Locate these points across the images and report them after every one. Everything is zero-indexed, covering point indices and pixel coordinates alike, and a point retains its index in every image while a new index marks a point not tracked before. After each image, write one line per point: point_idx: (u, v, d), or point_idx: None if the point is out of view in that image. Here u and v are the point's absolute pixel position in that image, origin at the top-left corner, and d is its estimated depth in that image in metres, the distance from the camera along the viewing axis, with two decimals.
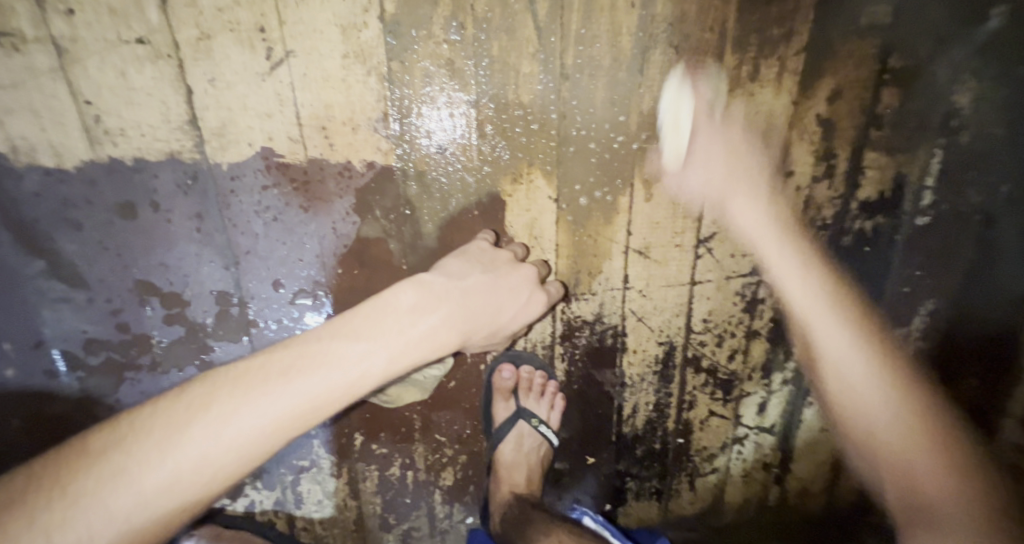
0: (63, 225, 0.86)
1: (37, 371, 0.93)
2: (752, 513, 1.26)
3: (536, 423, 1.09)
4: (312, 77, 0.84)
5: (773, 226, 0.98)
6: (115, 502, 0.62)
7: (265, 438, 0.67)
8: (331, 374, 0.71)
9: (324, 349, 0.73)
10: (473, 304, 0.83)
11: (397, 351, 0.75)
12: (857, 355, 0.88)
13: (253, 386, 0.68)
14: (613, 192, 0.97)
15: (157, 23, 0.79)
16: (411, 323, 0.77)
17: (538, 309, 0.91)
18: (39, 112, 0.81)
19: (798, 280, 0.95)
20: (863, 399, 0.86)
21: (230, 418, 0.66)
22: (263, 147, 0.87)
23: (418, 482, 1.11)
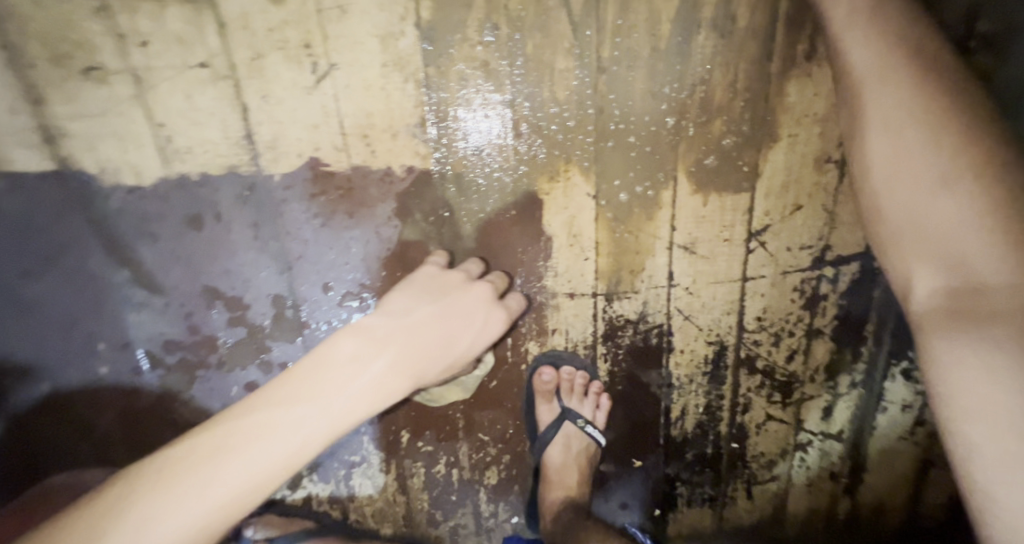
0: (142, 238, 0.96)
1: (125, 370, 1.03)
2: (820, 528, 1.15)
3: (582, 423, 1.08)
4: (355, 87, 0.88)
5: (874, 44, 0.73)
6: None
7: (192, 536, 0.65)
8: (267, 450, 0.69)
9: (254, 422, 0.70)
10: (424, 342, 0.81)
11: (343, 410, 0.73)
12: (893, 130, 0.69)
13: (175, 480, 0.66)
14: (655, 186, 0.94)
15: (216, 47, 0.85)
16: (352, 378, 0.74)
17: (497, 327, 0.90)
18: (120, 135, 0.89)
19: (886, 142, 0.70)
20: (897, 153, 0.68)
21: (149, 520, 0.64)
22: (311, 157, 0.92)
23: (463, 480, 1.13)
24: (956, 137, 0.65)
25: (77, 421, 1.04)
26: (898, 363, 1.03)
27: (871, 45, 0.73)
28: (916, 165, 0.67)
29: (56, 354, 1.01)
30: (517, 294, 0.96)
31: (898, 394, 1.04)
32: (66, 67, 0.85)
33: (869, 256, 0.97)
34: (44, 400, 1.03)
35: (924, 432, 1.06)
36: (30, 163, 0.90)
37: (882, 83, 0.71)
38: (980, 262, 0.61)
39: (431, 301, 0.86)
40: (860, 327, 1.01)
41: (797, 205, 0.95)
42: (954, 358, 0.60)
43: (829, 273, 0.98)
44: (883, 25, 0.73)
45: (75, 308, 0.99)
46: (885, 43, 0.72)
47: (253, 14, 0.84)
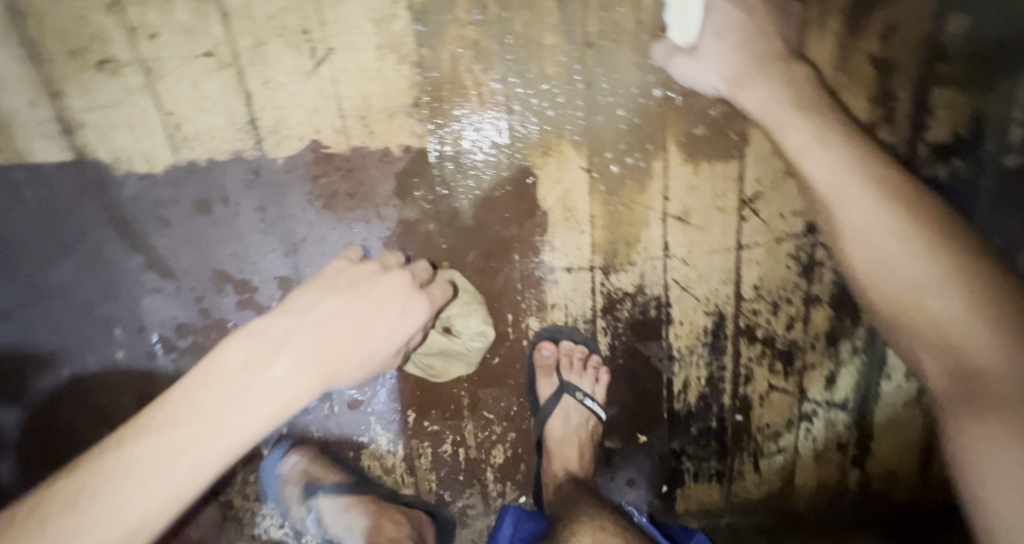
0: (154, 223, 1.00)
1: (142, 353, 1.06)
2: (831, 502, 1.14)
3: (581, 396, 1.08)
4: (352, 70, 0.92)
5: (832, 148, 0.84)
6: None
7: None
8: (151, 486, 0.64)
9: (100, 477, 0.63)
10: (322, 345, 0.72)
11: (236, 428, 0.67)
12: (884, 240, 0.78)
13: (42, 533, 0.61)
14: (646, 157, 0.96)
15: (220, 36, 0.90)
16: (224, 404, 0.67)
17: (418, 316, 0.79)
18: (133, 125, 0.94)
19: (881, 246, 0.78)
20: (889, 261, 0.77)
21: None
22: (312, 140, 0.96)
23: (469, 459, 1.14)
24: (923, 241, 0.75)
25: (99, 405, 1.08)
26: None
27: (828, 149, 0.84)
28: (902, 265, 0.76)
29: (76, 339, 1.05)
30: (443, 284, 0.86)
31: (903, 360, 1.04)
32: (82, 60, 0.90)
33: None
34: (67, 385, 1.07)
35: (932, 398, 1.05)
36: (49, 153, 0.95)
37: (858, 194, 0.81)
38: (979, 357, 0.68)
39: (329, 298, 0.76)
40: None
41: (788, 171, 0.96)
42: (971, 441, 0.66)
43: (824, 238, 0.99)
44: (844, 146, 0.85)
45: (93, 294, 1.03)
46: (849, 153, 0.84)
47: (255, 3, 0.88)
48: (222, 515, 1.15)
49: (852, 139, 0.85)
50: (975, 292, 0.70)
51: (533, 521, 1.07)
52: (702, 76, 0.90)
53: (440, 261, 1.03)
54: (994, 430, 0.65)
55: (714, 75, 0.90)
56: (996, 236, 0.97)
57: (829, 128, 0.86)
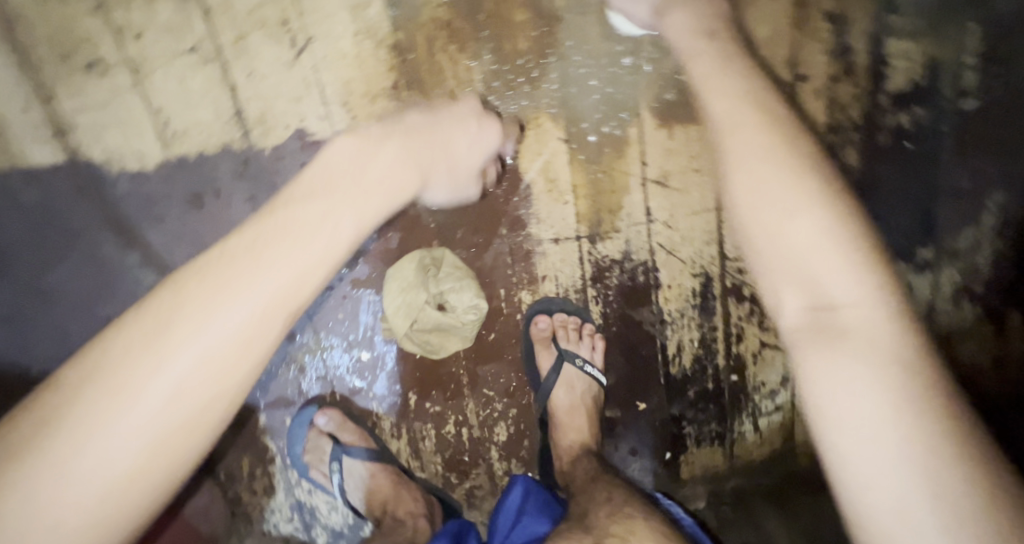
0: (148, 219, 0.98)
1: None
2: None
3: (581, 363, 1.09)
4: (331, 57, 0.94)
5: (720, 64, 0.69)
6: None
7: (206, 382, 0.47)
8: (297, 257, 0.52)
9: (202, 285, 0.49)
10: (389, 162, 0.63)
11: (363, 200, 0.59)
12: (761, 163, 0.57)
13: (158, 327, 0.47)
14: (621, 125, 0.99)
15: (203, 32, 0.92)
16: (292, 236, 0.53)
17: (492, 137, 0.86)
18: (123, 123, 0.94)
19: (740, 152, 0.59)
20: (749, 173, 0.57)
21: (144, 381, 0.45)
22: (298, 128, 0.97)
23: (473, 440, 1.14)
24: (790, 150, 0.58)
25: None
26: None
27: (714, 60, 0.70)
28: (761, 175, 0.57)
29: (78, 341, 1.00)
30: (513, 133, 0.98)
31: None
32: (71, 64, 0.92)
33: None
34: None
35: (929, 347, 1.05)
36: (42, 157, 0.95)
37: (722, 96, 0.65)
38: (835, 292, 0.51)
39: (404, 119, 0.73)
40: None
41: None
42: (825, 398, 0.48)
43: None
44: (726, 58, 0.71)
45: (87, 297, 1.00)
46: (721, 64, 0.69)
47: None
48: (231, 512, 1.12)
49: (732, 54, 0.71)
50: (843, 211, 0.54)
51: (544, 491, 1.04)
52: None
53: (431, 241, 1.05)
54: (851, 380, 0.47)
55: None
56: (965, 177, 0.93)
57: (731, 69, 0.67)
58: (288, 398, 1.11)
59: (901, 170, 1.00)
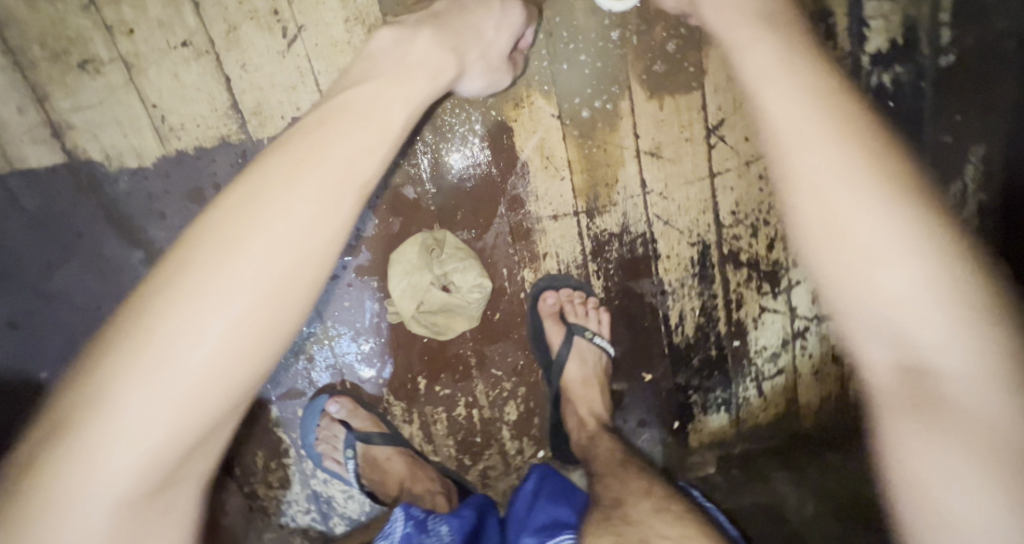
0: (149, 216, 0.95)
1: None
2: (838, 414, 1.21)
3: (590, 335, 1.12)
4: (323, 45, 0.92)
5: (767, 47, 0.74)
6: (155, 413, 0.55)
7: (308, 232, 0.61)
8: (361, 130, 0.66)
9: (294, 152, 0.63)
10: (423, 62, 0.74)
11: (407, 87, 0.71)
12: (814, 139, 0.66)
13: (269, 182, 0.61)
14: (612, 99, 1.01)
15: (195, 26, 0.89)
16: (355, 133, 0.65)
17: (517, 16, 0.89)
18: (119, 122, 0.91)
19: (809, 159, 0.65)
20: (825, 189, 0.64)
21: (257, 225, 0.59)
22: (294, 117, 0.95)
23: (484, 420, 1.15)
24: (860, 156, 0.64)
25: None
26: None
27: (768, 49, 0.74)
28: (835, 193, 0.63)
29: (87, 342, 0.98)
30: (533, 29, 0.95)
31: None
32: (65, 64, 0.88)
33: None
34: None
35: None
36: (42, 160, 0.92)
37: (783, 97, 0.69)
38: (909, 316, 0.59)
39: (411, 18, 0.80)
40: None
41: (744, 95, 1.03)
42: (900, 434, 0.61)
43: None
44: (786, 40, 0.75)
45: (95, 296, 0.98)
46: (780, 48, 0.74)
47: None
48: (248, 506, 1.15)
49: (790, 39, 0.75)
50: (917, 220, 0.60)
51: (560, 476, 1.05)
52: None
53: (433, 223, 1.06)
54: (927, 413, 0.59)
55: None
56: (943, 133, 1.06)
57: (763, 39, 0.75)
58: (297, 389, 1.11)
59: None
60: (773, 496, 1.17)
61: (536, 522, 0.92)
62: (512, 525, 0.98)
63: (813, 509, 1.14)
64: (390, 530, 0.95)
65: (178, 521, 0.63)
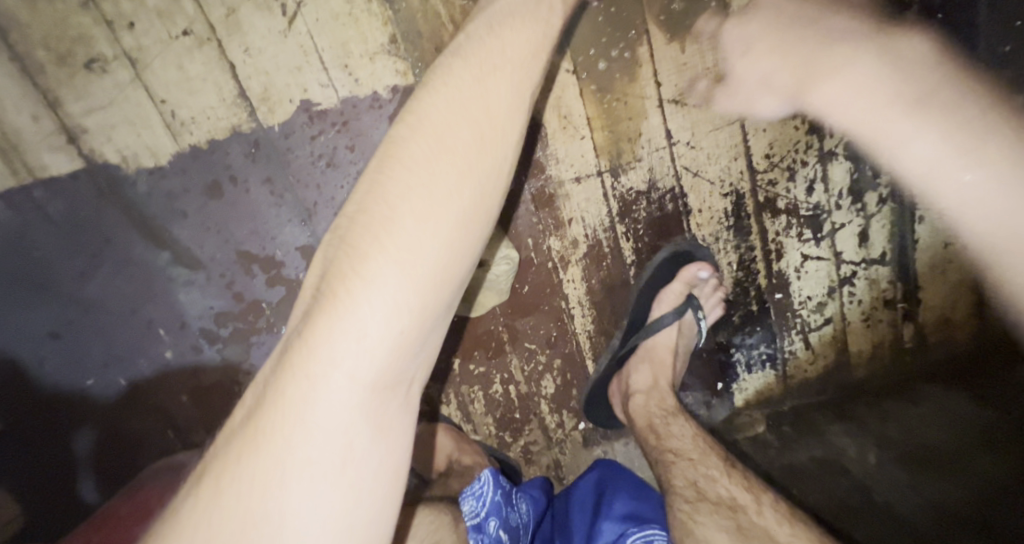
0: (170, 215, 0.92)
1: (186, 349, 0.98)
2: (890, 360, 1.17)
3: (700, 315, 1.10)
4: (324, 19, 0.88)
5: (847, 79, 1.00)
6: (353, 374, 0.54)
7: (473, 191, 0.60)
8: (501, 92, 0.64)
9: (446, 114, 0.62)
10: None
11: (534, 47, 0.70)
12: (908, 131, 1.00)
13: (428, 148, 0.60)
14: (629, 47, 0.95)
15: (193, 12, 0.85)
16: (500, 84, 0.65)
17: None
18: (131, 121, 0.88)
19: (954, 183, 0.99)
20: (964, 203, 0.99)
21: (426, 186, 0.58)
22: (303, 101, 0.92)
23: (521, 396, 1.13)
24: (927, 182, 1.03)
25: (156, 410, 0.99)
26: None
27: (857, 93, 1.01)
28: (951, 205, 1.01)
29: (120, 350, 0.95)
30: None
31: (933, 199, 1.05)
32: (71, 65, 0.85)
33: None
34: (124, 400, 0.97)
35: None
36: (61, 166, 0.88)
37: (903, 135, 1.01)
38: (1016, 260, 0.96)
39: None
40: (872, 138, 1.02)
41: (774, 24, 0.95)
42: None
43: None
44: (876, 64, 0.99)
45: (124, 299, 0.94)
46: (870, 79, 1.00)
47: None
48: None
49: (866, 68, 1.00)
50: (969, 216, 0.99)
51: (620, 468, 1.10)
52: (778, 86, 0.99)
53: None
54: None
55: (783, 97, 1.00)
56: (1005, 43, 0.95)
57: (851, 42, 0.99)
58: None
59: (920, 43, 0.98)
60: (831, 449, 1.09)
61: (619, 511, 0.96)
62: (576, 523, 0.99)
63: (876, 458, 1.04)
64: (480, 491, 0.89)
65: (389, 477, 0.57)
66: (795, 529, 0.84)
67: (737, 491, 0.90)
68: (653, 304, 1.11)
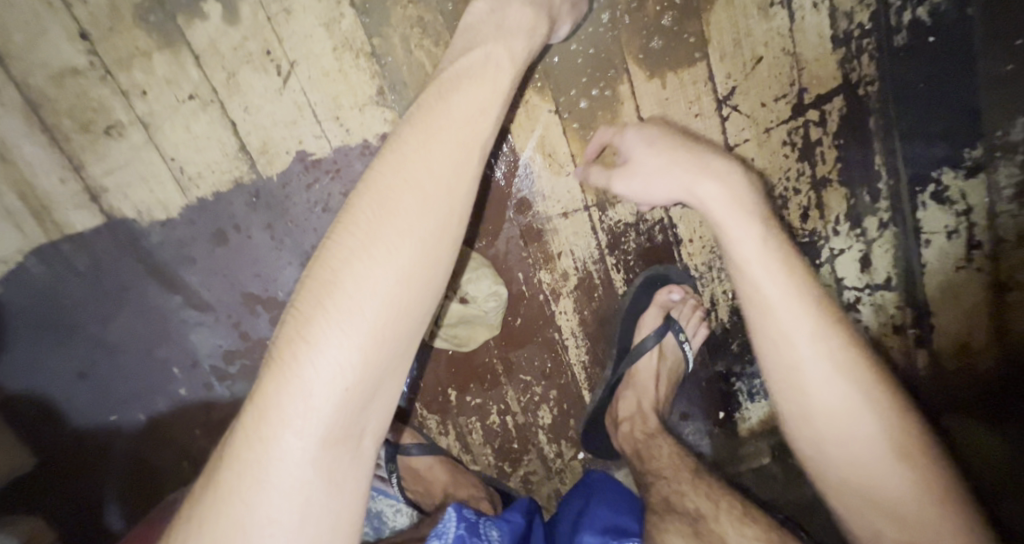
0: (181, 263, 0.98)
1: (199, 386, 1.05)
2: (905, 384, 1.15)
3: (682, 338, 1.08)
4: (316, 77, 0.92)
5: (708, 177, 0.84)
6: (297, 433, 0.60)
7: (413, 256, 0.65)
8: (441, 159, 0.70)
9: (390, 187, 0.68)
10: (492, 58, 0.79)
11: (482, 112, 0.74)
12: (746, 232, 0.81)
13: (370, 221, 0.66)
14: (610, 84, 0.96)
15: (196, 76, 0.89)
16: (443, 153, 0.70)
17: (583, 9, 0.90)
18: (144, 178, 0.93)
19: (782, 323, 0.79)
20: (774, 346, 0.80)
21: (366, 257, 0.64)
22: (298, 152, 0.95)
23: (518, 426, 1.16)
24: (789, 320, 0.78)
25: (173, 442, 1.07)
26: (923, 190, 1.02)
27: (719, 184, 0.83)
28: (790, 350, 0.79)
29: (140, 388, 1.04)
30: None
31: (937, 222, 1.03)
32: (93, 133, 0.89)
33: (848, 84, 0.97)
34: (143, 433, 1.06)
35: (981, 254, 1.02)
36: (84, 224, 0.94)
37: (749, 241, 0.81)
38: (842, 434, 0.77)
39: (466, 24, 0.84)
40: (869, 164, 1.03)
41: (757, 57, 0.94)
42: (824, 471, 0.80)
43: (813, 116, 0.98)
44: (734, 176, 0.85)
45: (143, 342, 1.01)
46: (725, 181, 0.83)
47: (218, 39, 0.88)
48: None
49: (715, 161, 0.86)
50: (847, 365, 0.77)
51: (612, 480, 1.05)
52: (657, 188, 0.88)
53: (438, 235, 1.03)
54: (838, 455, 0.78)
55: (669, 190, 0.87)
56: (1006, 63, 0.88)
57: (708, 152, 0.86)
58: None
59: (921, 68, 0.94)
60: None
61: (599, 523, 0.90)
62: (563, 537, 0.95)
63: None
64: (444, 530, 0.88)
65: (347, 520, 0.63)
66: (747, 530, 0.85)
67: (701, 502, 0.91)
68: (637, 327, 1.10)
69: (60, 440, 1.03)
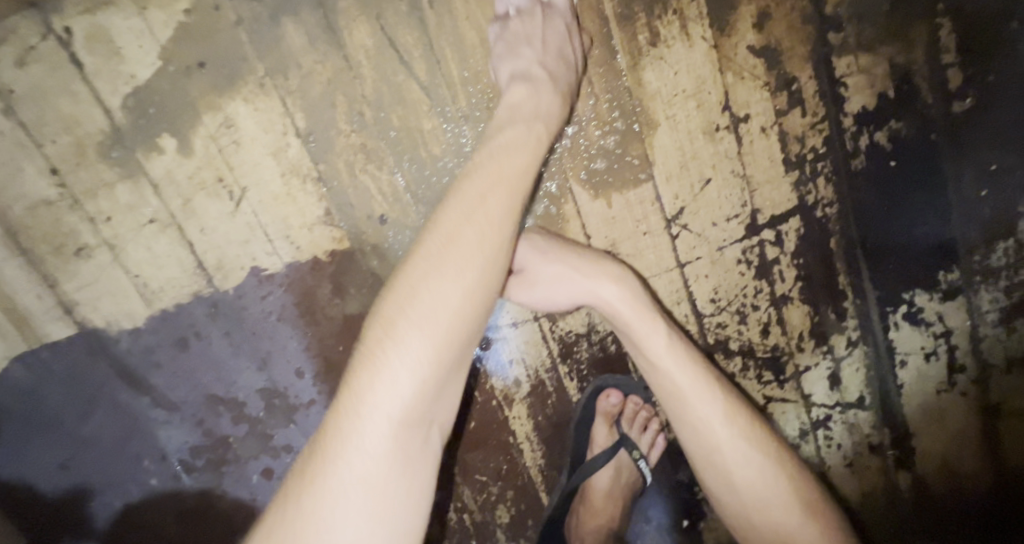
0: (148, 366, 1.04)
1: (169, 476, 1.11)
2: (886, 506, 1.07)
3: (636, 455, 1.09)
4: (267, 201, 0.95)
5: (610, 280, 0.87)
6: (377, 422, 0.62)
7: (488, 251, 0.68)
8: (509, 167, 0.73)
9: (467, 192, 0.71)
10: (532, 108, 0.79)
11: (536, 138, 0.77)
12: (653, 330, 0.86)
13: (445, 223, 0.69)
14: (554, 203, 0.93)
15: (156, 203, 0.94)
16: (510, 164, 0.73)
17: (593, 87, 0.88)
18: (112, 293, 0.99)
19: (703, 410, 0.85)
20: (695, 434, 0.86)
21: (447, 253, 0.67)
22: (251, 268, 0.99)
23: (476, 524, 1.14)
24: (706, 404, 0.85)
25: (144, 528, 1.13)
26: (897, 309, 0.97)
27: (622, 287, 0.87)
28: (709, 435, 0.85)
29: (114, 478, 1.10)
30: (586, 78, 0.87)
31: (915, 343, 0.98)
32: (65, 255, 0.96)
33: (806, 205, 0.93)
34: (117, 518, 1.12)
35: (964, 378, 0.98)
36: (60, 334, 1.01)
37: (659, 339, 0.86)
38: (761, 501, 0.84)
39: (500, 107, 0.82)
40: (832, 281, 0.96)
41: (705, 179, 0.92)
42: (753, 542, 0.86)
43: (769, 236, 0.94)
44: (630, 281, 0.88)
45: (116, 437, 1.08)
46: (622, 280, 0.88)
47: (174, 170, 0.93)
48: None
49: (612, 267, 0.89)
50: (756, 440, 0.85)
51: None
52: (558, 293, 0.88)
53: None
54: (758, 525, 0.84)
55: (570, 300, 0.88)
56: (978, 186, 0.90)
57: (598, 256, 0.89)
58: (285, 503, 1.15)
59: (883, 190, 0.92)
60: None
61: None
62: None
63: None
64: None
65: (420, 503, 0.65)
66: None
67: None
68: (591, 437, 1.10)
69: (41, 526, 1.10)
